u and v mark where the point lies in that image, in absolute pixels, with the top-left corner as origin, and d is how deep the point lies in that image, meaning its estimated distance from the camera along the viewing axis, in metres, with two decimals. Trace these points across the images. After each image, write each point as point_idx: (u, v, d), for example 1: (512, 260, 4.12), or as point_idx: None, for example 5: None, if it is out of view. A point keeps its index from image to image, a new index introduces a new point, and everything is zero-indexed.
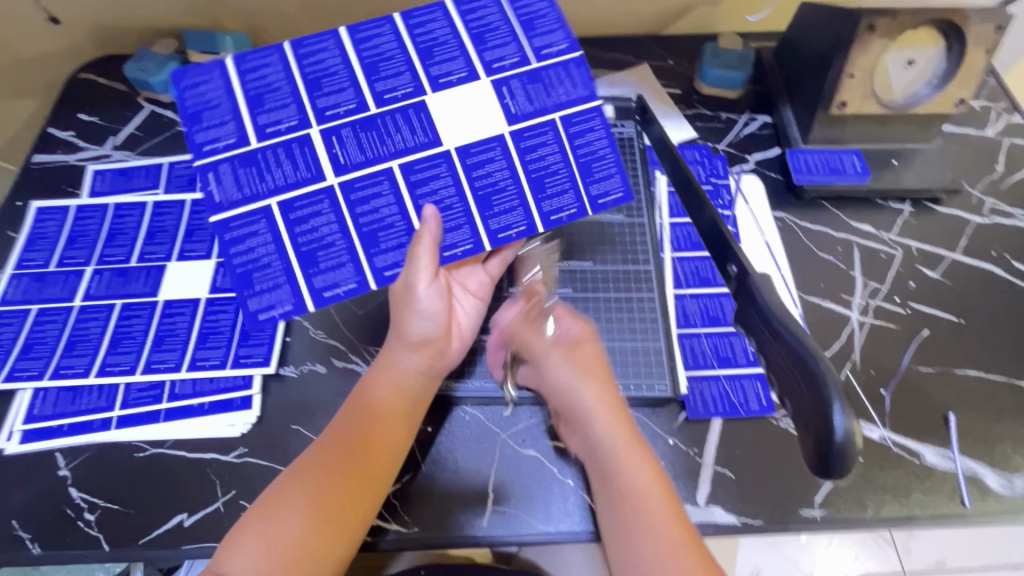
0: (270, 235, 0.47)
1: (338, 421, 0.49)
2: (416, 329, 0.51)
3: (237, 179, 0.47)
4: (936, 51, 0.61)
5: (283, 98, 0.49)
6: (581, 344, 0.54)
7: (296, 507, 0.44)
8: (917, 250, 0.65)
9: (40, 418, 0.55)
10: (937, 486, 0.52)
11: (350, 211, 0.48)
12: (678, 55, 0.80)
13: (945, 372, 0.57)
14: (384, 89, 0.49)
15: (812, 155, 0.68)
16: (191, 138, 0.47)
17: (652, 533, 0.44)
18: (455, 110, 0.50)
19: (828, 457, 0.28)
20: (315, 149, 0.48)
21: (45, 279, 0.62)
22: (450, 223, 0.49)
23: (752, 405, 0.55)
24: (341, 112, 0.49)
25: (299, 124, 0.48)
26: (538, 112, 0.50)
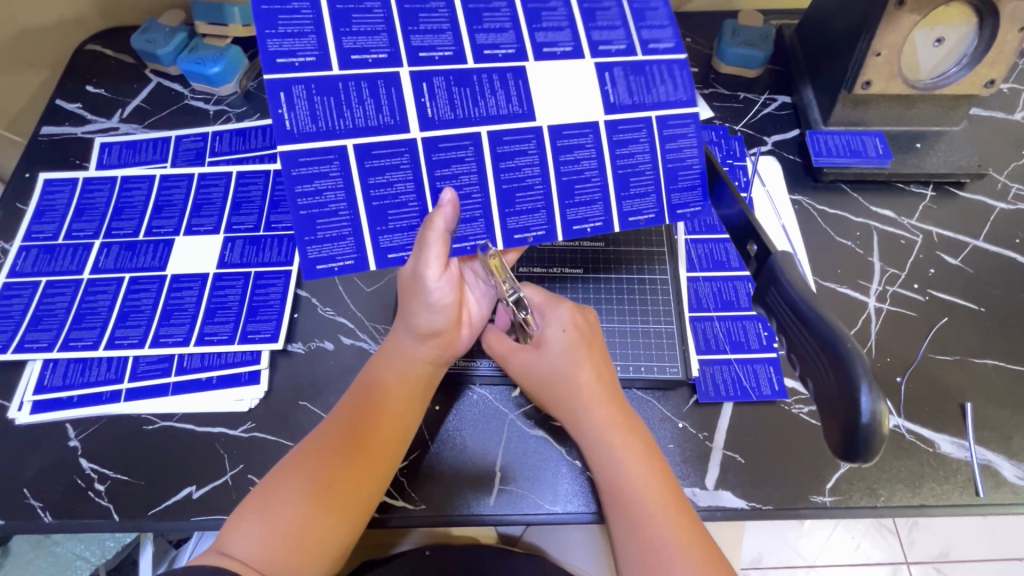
0: (342, 180, 0.43)
1: (344, 406, 0.49)
2: (423, 321, 0.50)
3: (313, 107, 0.42)
4: (967, 29, 0.58)
5: (373, 22, 0.44)
6: (586, 331, 0.52)
7: (292, 494, 0.44)
8: (938, 236, 0.63)
9: (50, 389, 0.55)
10: (951, 474, 0.51)
11: (429, 173, 0.45)
12: (696, 33, 0.78)
13: (963, 361, 0.56)
14: (484, 43, 0.46)
15: (833, 137, 0.66)
16: (263, 43, 0.41)
17: (655, 523, 0.44)
18: (549, 86, 0.47)
19: (852, 442, 0.27)
20: (402, 93, 0.44)
21: (53, 252, 0.62)
22: (466, 213, 0.47)
23: (764, 390, 0.54)
24: (435, 57, 0.45)
25: (387, 60, 0.43)
26: (636, 105, 0.49)
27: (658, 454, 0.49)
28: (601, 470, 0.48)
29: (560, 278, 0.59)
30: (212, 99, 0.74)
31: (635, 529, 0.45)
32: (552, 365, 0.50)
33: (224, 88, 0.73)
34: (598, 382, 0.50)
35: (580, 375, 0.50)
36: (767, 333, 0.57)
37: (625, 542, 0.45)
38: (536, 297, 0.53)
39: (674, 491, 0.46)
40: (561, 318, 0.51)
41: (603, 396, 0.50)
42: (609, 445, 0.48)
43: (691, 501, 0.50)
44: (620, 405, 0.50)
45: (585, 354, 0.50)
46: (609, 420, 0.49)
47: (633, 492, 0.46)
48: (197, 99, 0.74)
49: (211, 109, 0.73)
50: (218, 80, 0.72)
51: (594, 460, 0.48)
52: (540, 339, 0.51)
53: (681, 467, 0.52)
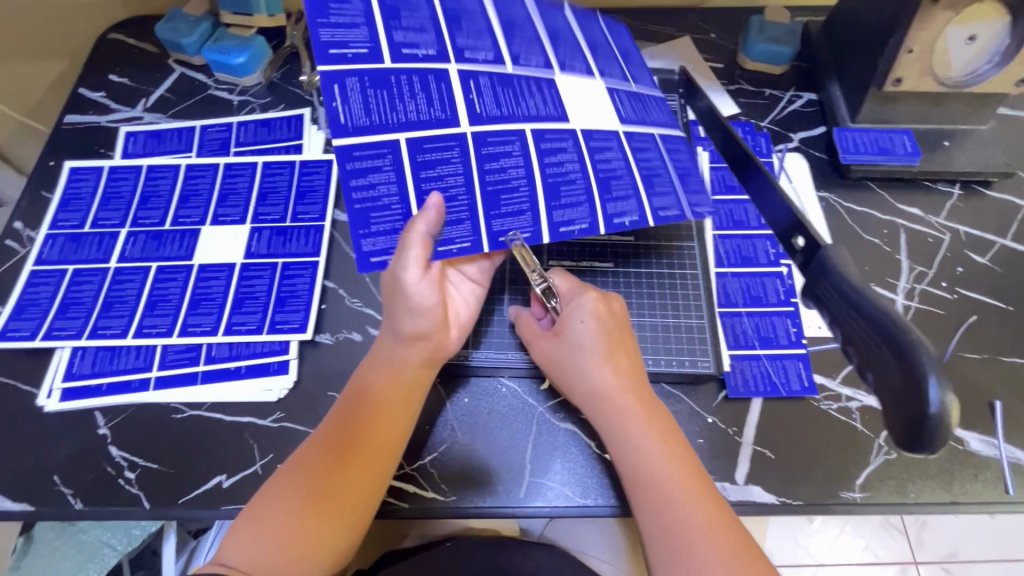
0: (394, 174, 0.43)
1: (339, 410, 0.49)
2: (408, 324, 0.49)
3: (367, 100, 0.42)
4: (1001, 27, 0.57)
5: (420, 20, 0.45)
6: (612, 319, 0.51)
7: (290, 500, 0.44)
8: (966, 234, 0.63)
9: (79, 376, 0.55)
10: (980, 472, 0.51)
11: (479, 166, 0.45)
12: (721, 29, 0.78)
13: (991, 359, 0.56)
14: (517, 53, 0.49)
15: (860, 134, 0.66)
16: (317, 34, 0.41)
17: (683, 512, 0.44)
18: (573, 88, 0.50)
19: (918, 430, 0.26)
20: (452, 89, 0.45)
21: (79, 240, 0.62)
22: (513, 206, 0.46)
23: (793, 385, 0.54)
24: (478, 58, 0.47)
25: (435, 57, 0.45)
26: (638, 122, 0.53)
27: (679, 438, 0.49)
28: (620, 458, 0.48)
29: (590, 271, 0.59)
30: (236, 89, 0.74)
31: (659, 516, 0.45)
32: (569, 353, 0.51)
33: (248, 78, 0.73)
34: (616, 369, 0.50)
35: (595, 363, 0.50)
36: (796, 329, 0.57)
37: (652, 531, 0.45)
38: (564, 287, 0.54)
39: (697, 476, 0.47)
40: (584, 309, 0.51)
41: (620, 383, 0.50)
42: (627, 431, 0.48)
43: (722, 495, 0.50)
44: (637, 392, 0.50)
45: (602, 341, 0.50)
46: (625, 407, 0.49)
47: (654, 479, 0.46)
48: (221, 89, 0.74)
49: (235, 99, 0.73)
50: (242, 70, 0.72)
51: (614, 448, 0.49)
52: (563, 326, 0.52)
53: (711, 462, 0.52)
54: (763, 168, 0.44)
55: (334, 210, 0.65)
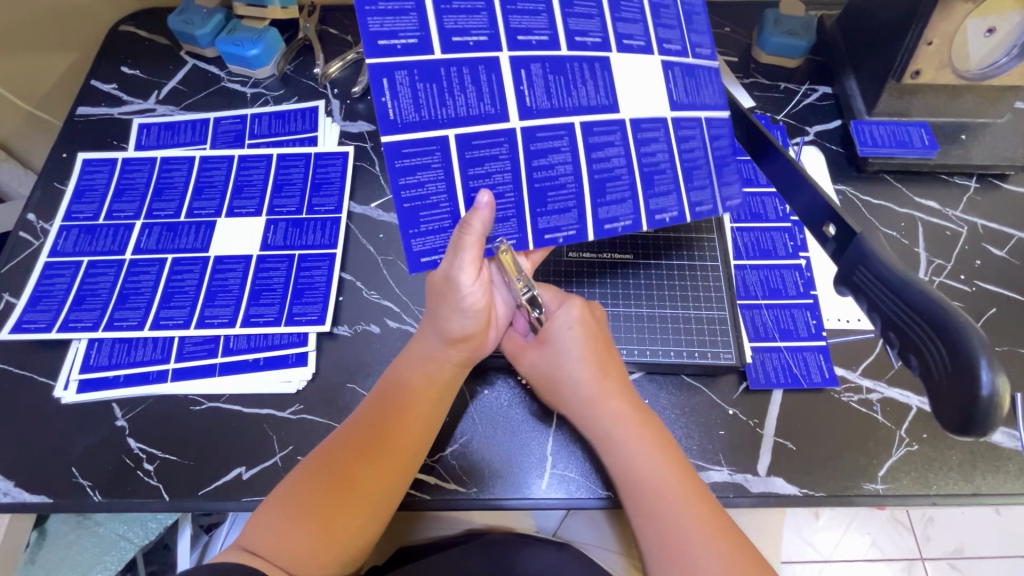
0: (442, 171, 0.43)
1: (367, 405, 0.49)
2: (455, 325, 0.49)
3: (416, 95, 0.41)
4: (1019, 19, 0.57)
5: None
6: (594, 326, 0.51)
7: (312, 494, 0.44)
8: (984, 227, 0.63)
9: (96, 368, 0.55)
10: (1002, 465, 0.51)
11: (526, 163, 0.45)
12: (735, 22, 0.78)
13: (1011, 351, 0.56)
14: (575, 28, 0.46)
15: (877, 127, 0.66)
16: (365, 22, 0.39)
17: (678, 515, 0.44)
18: (626, 71, 0.47)
19: (967, 413, 0.27)
20: (502, 80, 0.43)
21: (94, 232, 0.62)
22: (558, 204, 0.47)
23: (814, 376, 0.54)
24: (531, 42, 0.44)
25: (488, 43, 0.43)
26: (689, 106, 0.49)
27: (671, 443, 0.48)
28: (612, 462, 0.48)
29: (610, 262, 0.58)
30: (249, 82, 0.73)
31: (652, 519, 0.45)
32: (555, 362, 0.50)
33: (262, 70, 0.72)
34: (602, 377, 0.50)
35: (580, 372, 0.49)
36: (815, 321, 0.57)
37: (647, 535, 0.45)
38: (548, 297, 0.53)
39: (691, 480, 0.46)
40: (568, 316, 0.51)
41: (608, 388, 0.49)
42: (616, 437, 0.48)
43: (744, 487, 0.50)
44: (626, 398, 0.49)
45: (588, 347, 0.50)
46: (612, 414, 0.48)
47: (645, 483, 0.46)
48: (234, 82, 0.73)
49: (249, 92, 0.72)
50: (255, 63, 0.71)
51: (606, 454, 0.48)
52: (548, 335, 0.51)
53: (732, 453, 0.52)
54: (777, 144, 0.42)
55: (350, 202, 0.65)
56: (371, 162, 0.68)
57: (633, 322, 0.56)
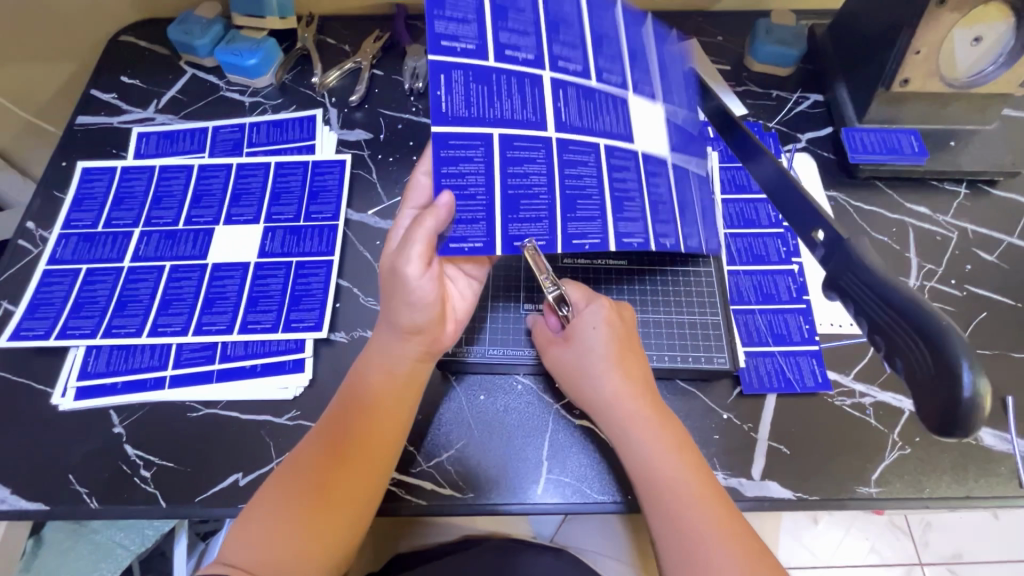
0: (484, 165, 0.46)
1: (338, 405, 0.49)
2: (406, 317, 0.48)
3: (468, 93, 0.46)
4: (1006, 28, 0.58)
5: (525, 24, 0.48)
6: (621, 327, 0.52)
7: (290, 500, 0.44)
8: (973, 233, 0.64)
9: (94, 375, 0.55)
10: (995, 468, 0.52)
11: (502, 169, 0.47)
12: (728, 31, 0.79)
13: (1002, 355, 0.57)
14: (563, 57, 0.50)
15: (868, 134, 0.67)
16: (432, 25, 0.45)
17: (694, 516, 0.44)
18: (638, 110, 0.52)
19: (949, 412, 0.27)
20: (543, 93, 0.49)
21: (92, 240, 0.62)
22: (531, 212, 0.48)
23: (807, 381, 0.55)
24: (569, 68, 0.50)
25: (533, 62, 0.49)
26: (682, 148, 0.54)
27: (691, 445, 0.49)
28: (631, 461, 0.48)
29: (605, 268, 0.59)
30: (248, 91, 0.74)
31: (669, 519, 0.45)
32: (580, 361, 0.51)
33: (260, 80, 0.73)
34: (625, 377, 0.50)
35: (605, 371, 0.50)
36: (808, 325, 0.57)
37: (663, 535, 0.45)
38: (575, 295, 0.54)
39: (709, 484, 0.46)
40: (595, 316, 0.52)
41: (632, 388, 0.50)
42: (637, 436, 0.48)
43: (738, 491, 0.51)
44: (648, 397, 0.50)
45: (613, 347, 0.51)
46: (635, 413, 0.49)
47: (663, 484, 0.46)
48: (232, 91, 0.74)
49: (247, 101, 0.73)
50: (253, 72, 0.72)
51: (624, 454, 0.48)
52: (573, 333, 0.52)
53: (727, 457, 0.52)
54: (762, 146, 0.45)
55: (347, 210, 0.65)
56: (368, 170, 0.68)
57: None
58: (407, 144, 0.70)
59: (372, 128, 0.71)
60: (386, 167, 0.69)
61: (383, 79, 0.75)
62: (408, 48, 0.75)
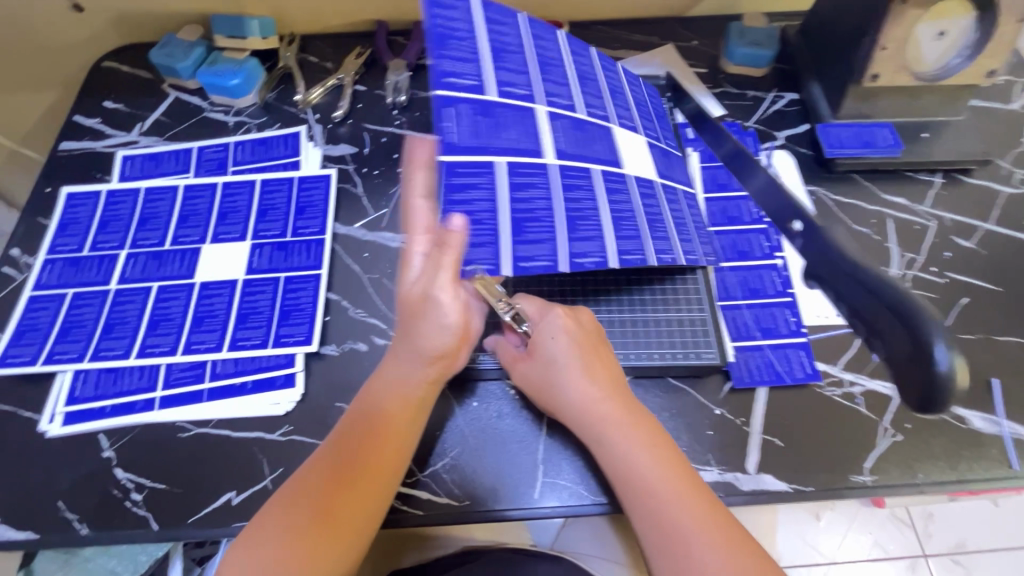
0: (491, 191, 0.47)
1: (340, 432, 0.48)
2: (432, 341, 0.49)
3: (473, 123, 0.48)
4: (968, 22, 0.61)
5: (519, 66, 0.53)
6: (581, 333, 0.52)
7: (299, 518, 0.43)
8: (951, 220, 0.65)
9: (82, 400, 0.54)
10: (985, 450, 0.52)
11: (508, 192, 0.48)
12: (703, 35, 0.80)
13: (986, 339, 0.58)
14: (550, 92, 0.54)
15: (842, 130, 0.68)
16: (436, 63, 0.49)
17: (675, 513, 0.44)
18: (624, 140, 0.57)
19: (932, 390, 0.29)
20: (539, 124, 0.52)
21: (79, 264, 0.62)
22: (535, 234, 0.48)
23: (797, 372, 0.55)
24: (558, 103, 0.54)
25: (527, 97, 0.52)
26: (668, 177, 0.59)
27: (666, 441, 0.49)
28: (609, 467, 0.48)
29: (595, 276, 0.59)
30: (232, 111, 0.74)
31: (650, 519, 0.45)
32: (546, 373, 0.51)
33: (243, 99, 0.74)
34: (591, 383, 0.50)
35: (570, 381, 0.50)
36: (795, 318, 0.58)
37: (647, 535, 0.45)
38: (530, 307, 0.53)
39: (687, 478, 0.46)
40: (552, 325, 0.51)
41: (599, 392, 0.50)
42: (612, 442, 0.48)
43: (734, 485, 0.51)
44: (616, 403, 0.49)
45: (576, 353, 0.50)
46: (606, 417, 0.49)
47: (644, 486, 0.46)
48: (216, 111, 0.74)
49: (231, 120, 0.73)
50: (236, 92, 0.73)
51: (601, 459, 0.49)
52: (536, 348, 0.52)
53: (723, 453, 0.52)
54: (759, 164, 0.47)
55: (334, 224, 0.65)
56: (354, 183, 0.69)
57: (622, 330, 0.56)
58: (392, 157, 0.71)
59: (357, 143, 0.72)
60: (371, 180, 0.69)
61: (366, 94, 0.76)
62: (390, 63, 0.76)
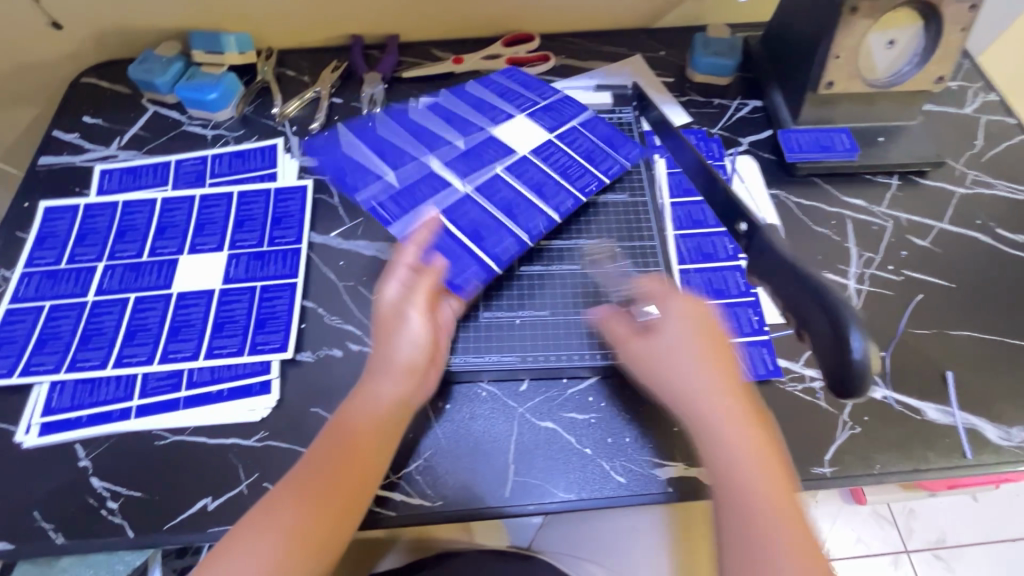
0: (447, 233, 0.60)
1: (318, 446, 0.47)
2: (401, 354, 0.51)
3: (402, 203, 0.61)
4: (916, 30, 0.64)
5: (419, 129, 0.68)
6: (708, 320, 0.49)
7: (269, 536, 0.43)
8: (907, 221, 0.68)
9: (58, 410, 0.55)
10: (939, 440, 0.54)
11: (450, 219, 0.61)
12: (670, 46, 0.83)
13: (941, 334, 0.60)
14: (458, 131, 0.68)
15: (802, 135, 0.71)
16: (346, 184, 0.62)
17: (769, 528, 0.40)
18: (541, 135, 0.68)
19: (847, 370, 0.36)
20: (461, 162, 0.65)
21: (56, 276, 0.63)
22: (485, 228, 0.61)
23: (759, 369, 0.57)
24: (470, 133, 0.67)
25: (441, 144, 0.67)
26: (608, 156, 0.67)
27: (779, 454, 0.45)
28: (711, 461, 0.44)
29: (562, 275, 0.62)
30: (210, 124, 0.76)
31: (740, 526, 0.41)
32: (653, 351, 0.49)
33: (221, 113, 0.75)
34: (720, 375, 0.47)
35: (688, 364, 0.47)
36: (758, 317, 0.60)
37: (732, 542, 0.41)
38: (653, 287, 0.52)
39: (789, 498, 0.42)
40: (676, 309, 0.49)
41: (717, 384, 0.46)
42: (719, 434, 0.45)
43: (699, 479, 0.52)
44: (730, 395, 0.46)
45: (704, 343, 0.48)
46: (727, 409, 0.45)
47: (741, 493, 0.42)
48: (195, 125, 0.76)
49: (209, 133, 0.75)
50: (214, 105, 0.74)
51: (701, 449, 0.45)
52: (656, 326, 0.50)
53: (687, 449, 0.54)
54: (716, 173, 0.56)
55: (310, 233, 0.67)
56: (330, 194, 0.70)
57: (567, 287, 0.61)
58: None
59: None
60: None
61: (343, 107, 0.78)
62: (366, 76, 0.78)
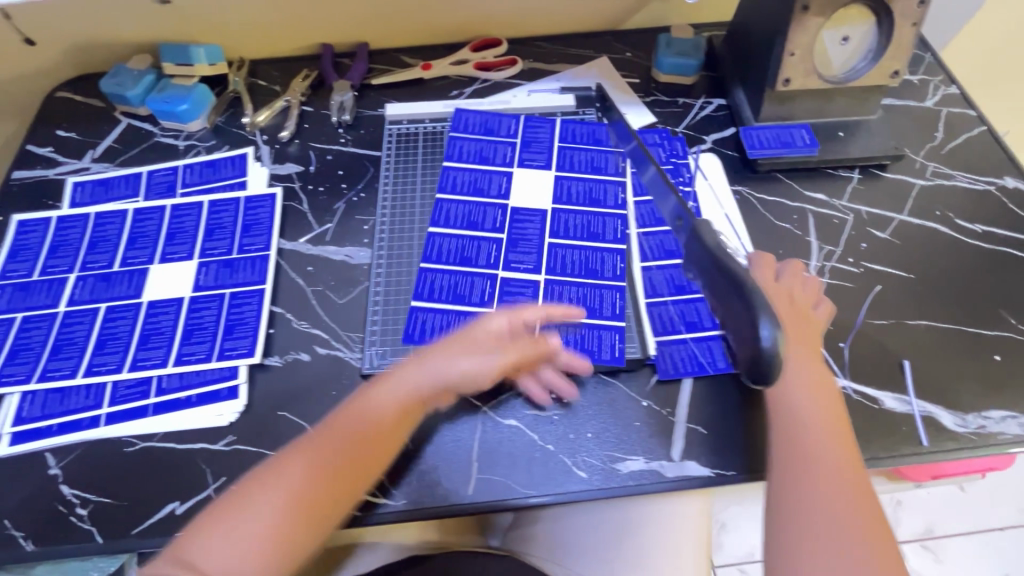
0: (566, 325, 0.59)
1: (338, 419, 0.51)
2: (455, 371, 0.53)
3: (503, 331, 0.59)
4: (869, 27, 0.65)
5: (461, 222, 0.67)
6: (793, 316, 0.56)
7: (274, 498, 0.46)
8: (867, 213, 0.69)
9: (28, 420, 0.56)
10: (895, 427, 0.55)
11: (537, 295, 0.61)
12: (636, 47, 0.84)
13: (899, 324, 0.61)
14: (477, 213, 0.67)
15: (763, 131, 0.72)
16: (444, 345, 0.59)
17: (835, 498, 0.46)
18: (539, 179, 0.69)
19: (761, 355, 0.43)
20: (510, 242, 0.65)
21: (28, 288, 0.64)
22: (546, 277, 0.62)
23: (719, 362, 0.58)
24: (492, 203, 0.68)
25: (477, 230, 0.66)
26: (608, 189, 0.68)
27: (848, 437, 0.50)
28: (783, 431, 0.50)
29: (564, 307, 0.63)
30: (182, 135, 0.77)
31: (804, 492, 0.46)
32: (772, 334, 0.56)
33: (193, 124, 0.76)
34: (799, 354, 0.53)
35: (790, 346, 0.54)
36: None
37: (788, 505, 0.46)
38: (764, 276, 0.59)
39: (859, 476, 0.47)
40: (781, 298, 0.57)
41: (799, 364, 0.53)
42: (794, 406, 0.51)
43: (659, 472, 0.53)
44: (815, 388, 0.52)
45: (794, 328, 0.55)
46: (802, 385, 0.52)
47: (809, 464, 0.48)
48: (167, 136, 0.77)
49: (181, 144, 0.76)
50: (185, 117, 0.75)
51: (776, 418, 0.51)
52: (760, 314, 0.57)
53: (647, 443, 0.55)
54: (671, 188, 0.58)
55: (279, 240, 0.68)
56: (299, 201, 0.71)
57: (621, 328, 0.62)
58: (337, 174, 0.73)
59: (303, 161, 0.74)
60: (316, 197, 0.72)
61: (313, 115, 0.79)
62: (335, 84, 0.80)
